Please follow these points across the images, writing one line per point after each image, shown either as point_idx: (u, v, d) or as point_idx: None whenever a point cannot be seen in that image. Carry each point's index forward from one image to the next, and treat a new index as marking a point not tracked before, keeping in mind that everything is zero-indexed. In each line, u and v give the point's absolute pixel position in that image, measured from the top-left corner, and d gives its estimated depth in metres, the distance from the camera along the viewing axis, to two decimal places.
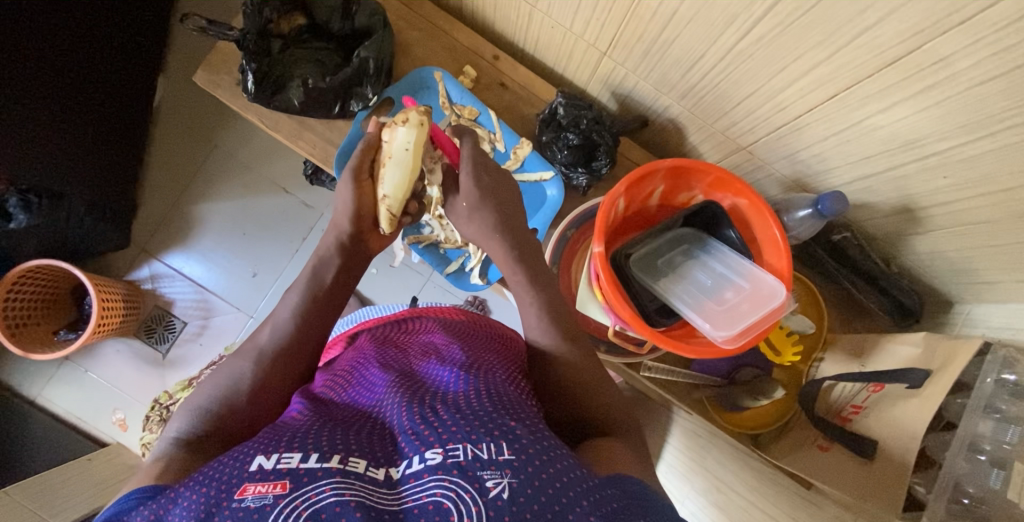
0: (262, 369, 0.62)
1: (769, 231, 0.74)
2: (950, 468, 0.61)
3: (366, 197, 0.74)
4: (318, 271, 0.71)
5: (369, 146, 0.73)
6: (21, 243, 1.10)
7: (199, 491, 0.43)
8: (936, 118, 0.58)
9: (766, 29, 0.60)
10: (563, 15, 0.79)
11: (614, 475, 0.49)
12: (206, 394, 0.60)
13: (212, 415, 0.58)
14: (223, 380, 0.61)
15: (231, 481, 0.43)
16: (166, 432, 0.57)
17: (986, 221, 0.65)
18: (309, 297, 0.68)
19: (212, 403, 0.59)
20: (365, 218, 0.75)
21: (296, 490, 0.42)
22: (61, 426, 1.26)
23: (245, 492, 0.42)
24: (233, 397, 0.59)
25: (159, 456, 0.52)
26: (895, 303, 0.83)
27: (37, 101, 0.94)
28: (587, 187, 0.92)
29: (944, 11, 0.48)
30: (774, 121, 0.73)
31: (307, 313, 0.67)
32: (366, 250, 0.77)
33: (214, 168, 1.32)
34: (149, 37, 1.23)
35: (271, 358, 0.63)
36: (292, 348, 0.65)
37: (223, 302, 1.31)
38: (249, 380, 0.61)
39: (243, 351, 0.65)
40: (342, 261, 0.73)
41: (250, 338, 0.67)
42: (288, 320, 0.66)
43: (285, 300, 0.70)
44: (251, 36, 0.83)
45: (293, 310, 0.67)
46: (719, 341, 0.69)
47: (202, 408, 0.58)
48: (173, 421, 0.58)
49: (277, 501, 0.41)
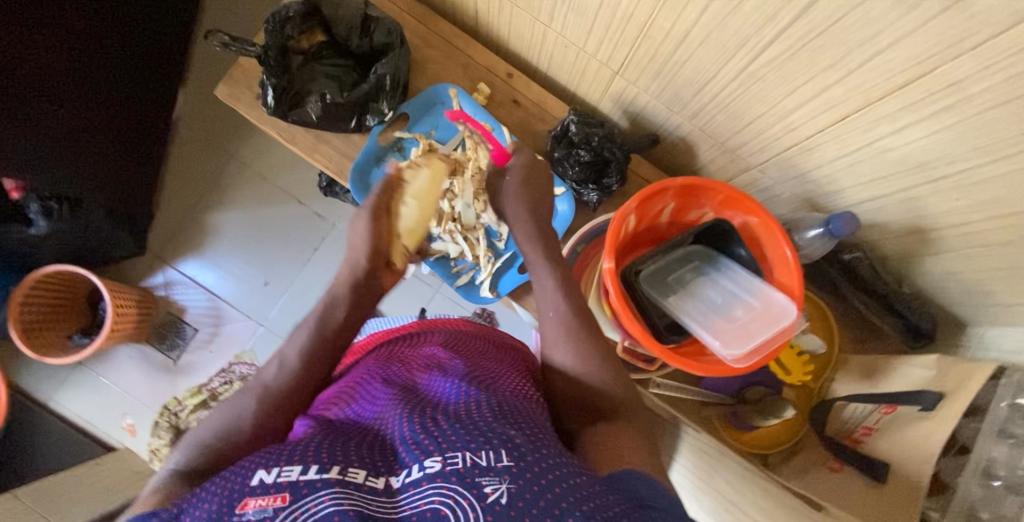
0: (264, 405, 0.62)
1: (779, 249, 0.74)
2: (965, 494, 0.61)
3: (385, 231, 0.79)
4: (327, 311, 0.72)
5: (387, 187, 0.81)
6: (40, 249, 1.12)
7: (204, 505, 0.43)
8: (949, 141, 0.58)
9: (779, 52, 0.61)
10: (577, 34, 0.80)
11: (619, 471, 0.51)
12: (208, 426, 0.60)
13: (212, 449, 0.57)
14: (226, 414, 0.61)
15: (234, 494, 0.43)
16: (166, 465, 0.57)
17: (998, 243, 0.65)
18: (316, 336, 0.69)
19: (213, 435, 0.59)
20: (382, 254, 0.78)
21: (295, 503, 0.42)
22: (71, 429, 1.27)
23: (246, 507, 0.42)
24: (234, 431, 0.59)
25: (158, 487, 0.52)
26: (909, 325, 0.82)
27: (61, 110, 0.96)
28: (598, 203, 0.92)
29: (956, 36, 0.48)
30: (786, 140, 0.73)
31: (313, 358, 0.67)
32: (380, 286, 0.79)
33: (229, 179, 1.34)
34: (172, 51, 1.26)
35: (274, 395, 0.63)
36: (297, 388, 0.65)
37: (234, 310, 1.33)
38: (250, 416, 0.60)
39: (249, 388, 0.65)
40: (350, 304, 0.73)
41: (257, 374, 0.67)
42: (295, 360, 0.66)
43: (293, 339, 0.70)
44: (272, 53, 0.85)
45: (299, 350, 0.67)
46: (729, 360, 0.68)
47: (203, 443, 0.58)
48: (175, 452, 0.59)
49: (278, 513, 0.41)
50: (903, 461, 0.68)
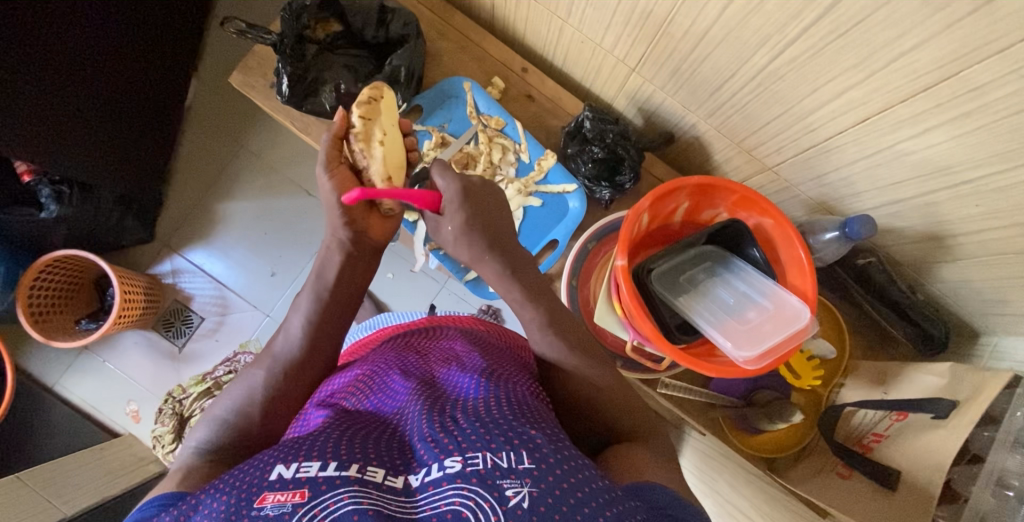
0: (276, 378, 0.62)
1: (794, 252, 0.73)
2: (977, 505, 0.60)
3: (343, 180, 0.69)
4: (322, 269, 0.69)
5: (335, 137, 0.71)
6: (49, 233, 1.12)
7: (220, 497, 0.43)
8: (971, 146, 0.57)
9: (800, 51, 0.60)
10: (594, 30, 0.80)
11: (639, 483, 0.49)
12: (226, 405, 0.61)
13: (231, 426, 0.59)
14: (240, 389, 0.62)
15: (252, 488, 0.43)
16: (188, 443, 0.58)
17: (1017, 252, 0.64)
18: (316, 301, 0.67)
19: (231, 414, 0.60)
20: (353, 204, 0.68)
21: (314, 499, 0.41)
22: (76, 414, 1.27)
23: (265, 500, 0.41)
24: (250, 410, 0.60)
25: (182, 467, 0.53)
26: (921, 332, 0.81)
27: (76, 95, 0.96)
28: (610, 201, 0.92)
29: (982, 39, 0.48)
30: (804, 142, 0.72)
31: (317, 325, 0.66)
32: (371, 242, 0.72)
33: (239, 168, 1.34)
34: (185, 39, 1.26)
35: (284, 368, 0.63)
36: (307, 358, 0.65)
37: (240, 299, 1.33)
38: (263, 391, 0.61)
39: (260, 359, 0.65)
40: (344, 260, 0.69)
41: (267, 345, 0.68)
42: (299, 328, 0.66)
43: (296, 305, 0.69)
44: (288, 40, 0.84)
45: (303, 317, 0.66)
46: (742, 363, 0.67)
47: (224, 420, 0.59)
48: (195, 429, 0.60)
49: (296, 510, 0.41)
50: (915, 468, 0.67)
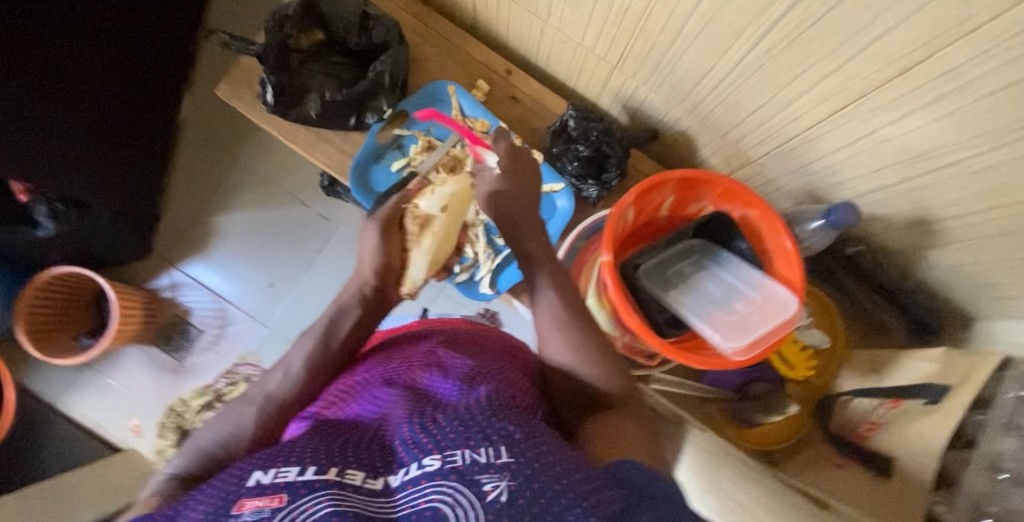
0: (268, 412, 0.61)
1: (779, 240, 0.73)
2: (970, 488, 0.60)
3: (394, 246, 0.78)
4: (335, 321, 0.70)
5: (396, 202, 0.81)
6: (47, 250, 1.13)
7: (201, 507, 0.43)
8: (950, 128, 0.57)
9: (775, 42, 0.61)
10: (574, 29, 0.80)
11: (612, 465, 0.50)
12: (209, 436, 0.59)
13: (214, 459, 0.57)
14: (230, 421, 0.60)
15: (230, 496, 0.43)
16: (166, 470, 0.57)
17: (1004, 233, 0.64)
18: (320, 345, 0.68)
19: (213, 446, 0.58)
20: (393, 271, 0.78)
21: (292, 503, 0.42)
22: (78, 431, 1.27)
23: (242, 507, 0.42)
24: (233, 442, 0.58)
25: (155, 493, 0.52)
26: (913, 318, 0.82)
27: (70, 113, 0.98)
28: (598, 198, 0.92)
29: (953, 20, 0.48)
30: (784, 132, 0.72)
31: (317, 365, 0.66)
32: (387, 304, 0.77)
33: (235, 180, 1.35)
34: (177, 54, 1.27)
35: (276, 406, 0.62)
36: (300, 397, 0.64)
37: (239, 311, 1.33)
38: (252, 426, 0.59)
39: (250, 395, 0.64)
40: (357, 315, 0.71)
41: (260, 381, 0.66)
42: (300, 369, 0.65)
43: (297, 346, 0.69)
44: (272, 51, 0.85)
45: (304, 358, 0.66)
46: (728, 353, 0.68)
47: (205, 450, 0.58)
48: (176, 457, 0.59)
49: (274, 515, 0.41)
50: (910, 457, 0.67)
